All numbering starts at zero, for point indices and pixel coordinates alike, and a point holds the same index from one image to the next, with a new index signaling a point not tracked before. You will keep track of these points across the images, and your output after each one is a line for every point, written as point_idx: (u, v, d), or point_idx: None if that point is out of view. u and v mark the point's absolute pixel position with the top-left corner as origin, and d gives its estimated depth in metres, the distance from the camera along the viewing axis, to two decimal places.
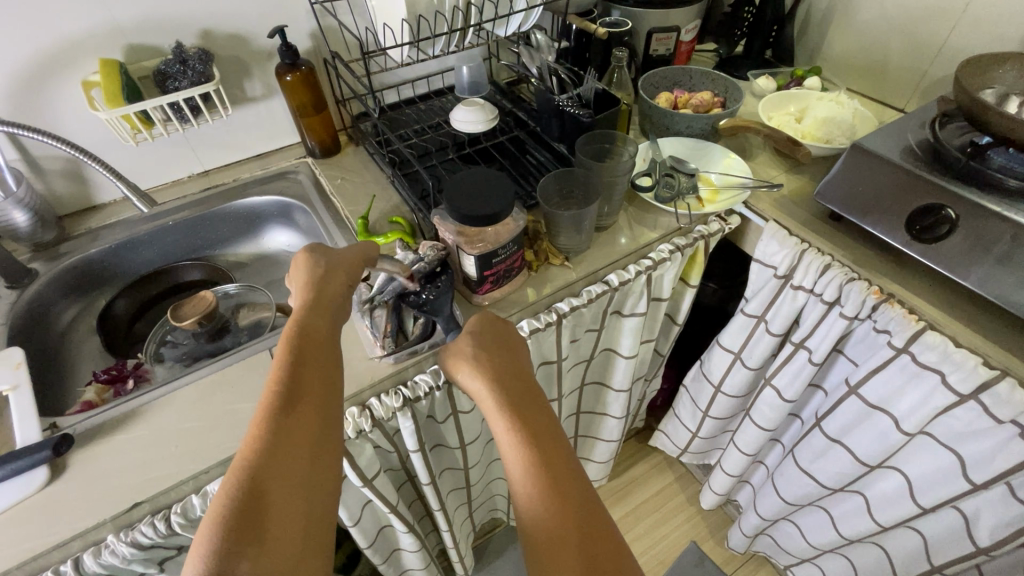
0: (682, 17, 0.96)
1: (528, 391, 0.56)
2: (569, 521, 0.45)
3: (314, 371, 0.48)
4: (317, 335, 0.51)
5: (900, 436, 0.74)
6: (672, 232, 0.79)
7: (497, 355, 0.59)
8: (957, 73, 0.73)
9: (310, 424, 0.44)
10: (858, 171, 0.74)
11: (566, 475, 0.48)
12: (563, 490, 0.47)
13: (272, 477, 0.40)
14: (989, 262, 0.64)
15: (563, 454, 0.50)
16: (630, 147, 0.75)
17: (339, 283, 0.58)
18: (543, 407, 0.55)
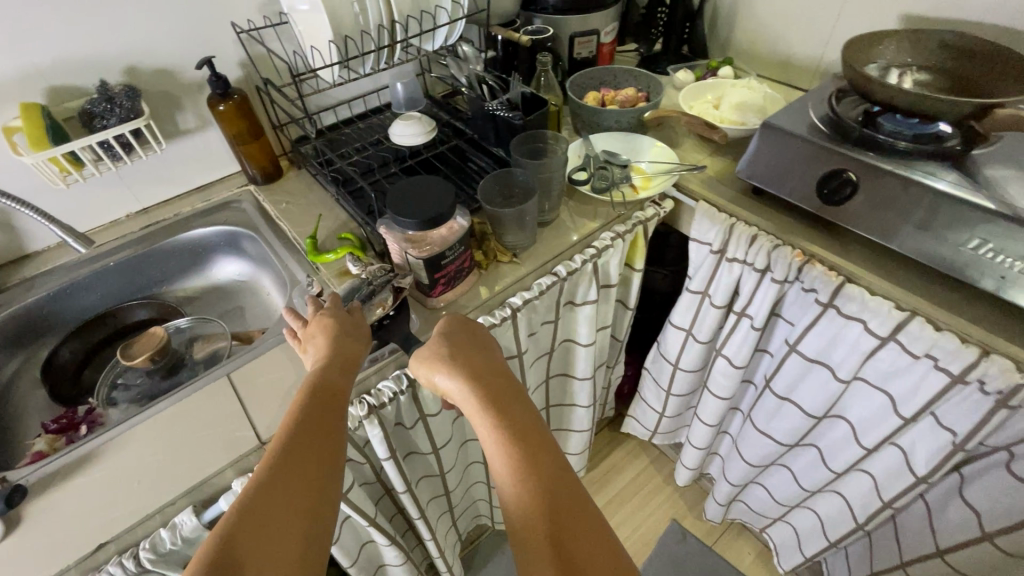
0: (600, 20, 1.03)
1: (507, 390, 0.58)
2: (556, 527, 0.46)
3: (315, 419, 0.50)
4: (323, 397, 0.52)
5: (839, 384, 0.81)
6: (612, 220, 0.84)
7: (476, 359, 0.60)
8: (843, 51, 0.81)
9: (303, 484, 0.45)
10: (771, 147, 0.81)
11: (550, 480, 0.50)
12: (548, 496, 0.48)
13: (263, 515, 0.42)
14: (891, 216, 0.71)
15: (548, 459, 0.52)
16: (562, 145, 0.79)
17: (354, 348, 0.58)
18: (526, 411, 0.56)
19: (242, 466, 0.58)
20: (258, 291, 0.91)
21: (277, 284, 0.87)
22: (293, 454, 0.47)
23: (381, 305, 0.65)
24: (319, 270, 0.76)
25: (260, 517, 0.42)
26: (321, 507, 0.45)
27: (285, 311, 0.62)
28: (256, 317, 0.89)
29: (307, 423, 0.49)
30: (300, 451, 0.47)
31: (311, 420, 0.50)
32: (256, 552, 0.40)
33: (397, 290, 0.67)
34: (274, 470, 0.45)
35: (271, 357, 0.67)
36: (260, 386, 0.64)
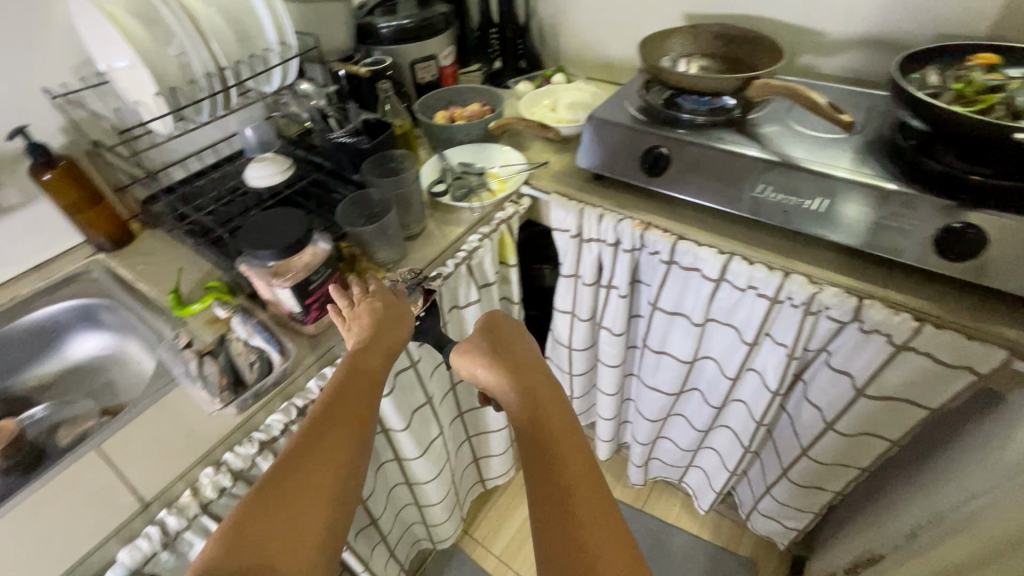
0: (435, 46, 1.11)
1: (545, 379, 0.60)
2: (574, 536, 0.45)
3: (355, 397, 0.54)
4: (365, 378, 0.57)
5: (697, 329, 0.93)
6: (476, 223, 0.90)
7: (508, 350, 0.64)
8: (640, 49, 0.95)
9: (338, 446, 0.50)
10: (599, 136, 0.92)
11: (576, 483, 0.49)
12: (569, 498, 0.48)
13: (299, 469, 0.47)
14: (699, 179, 0.85)
15: (573, 458, 0.51)
16: (411, 162, 0.83)
17: (394, 332, 0.63)
18: (562, 406, 0.56)
19: (127, 535, 0.56)
20: (126, 361, 0.86)
21: (146, 349, 0.83)
22: (324, 439, 0.50)
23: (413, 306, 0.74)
24: (187, 323, 0.75)
25: (294, 475, 0.47)
26: (349, 476, 0.49)
27: (330, 282, 0.67)
28: (127, 388, 0.84)
29: (338, 412, 0.52)
30: (333, 422, 0.51)
31: (352, 394, 0.54)
32: (292, 494, 0.45)
33: (426, 292, 0.75)
34: (312, 434, 0.50)
35: (144, 420, 0.64)
36: (135, 451, 0.61)
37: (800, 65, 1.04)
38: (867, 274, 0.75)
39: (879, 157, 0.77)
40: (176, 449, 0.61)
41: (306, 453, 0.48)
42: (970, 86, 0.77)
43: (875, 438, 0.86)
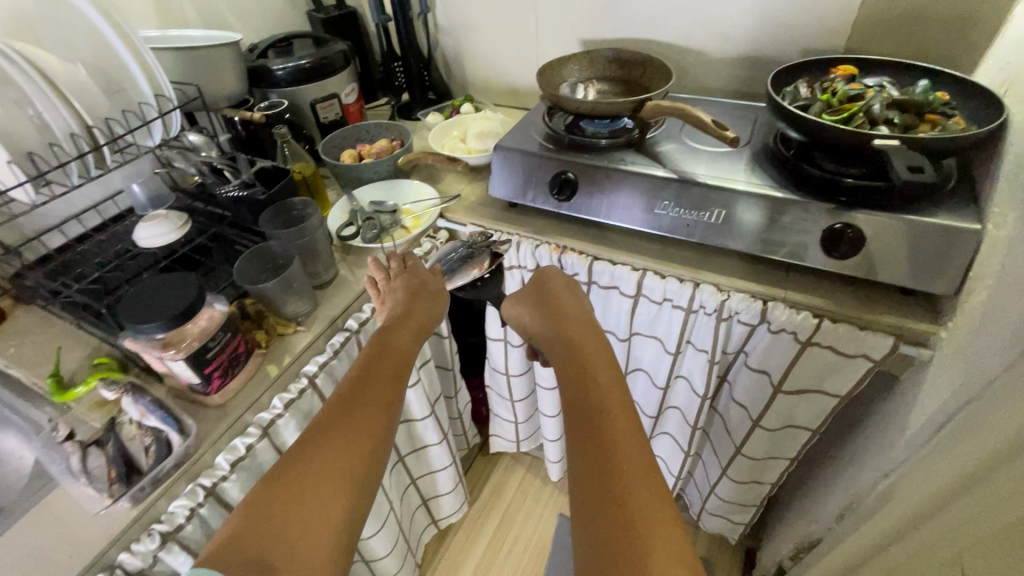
0: (335, 84, 1.08)
1: (588, 335, 0.70)
2: (604, 460, 0.50)
3: (386, 369, 0.65)
4: (392, 352, 0.68)
5: (623, 344, 0.95)
6: (391, 262, 0.88)
7: (548, 310, 0.76)
8: (538, 78, 0.97)
9: (379, 399, 0.61)
10: (508, 165, 0.93)
11: (606, 417, 0.55)
12: (598, 426, 0.54)
13: (347, 416, 0.57)
14: (607, 200, 0.87)
15: (602, 394, 0.58)
16: (313, 210, 0.79)
17: (426, 307, 0.76)
18: (600, 351, 0.67)
19: None
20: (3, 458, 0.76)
21: (27, 441, 0.74)
22: (367, 396, 0.60)
23: (478, 265, 0.96)
24: (70, 409, 0.67)
25: (341, 418, 0.57)
26: (389, 420, 0.60)
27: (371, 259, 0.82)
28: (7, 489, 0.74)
29: (379, 375, 0.63)
30: (371, 383, 0.62)
31: (386, 365, 0.66)
32: (342, 432, 0.56)
33: (490, 255, 0.98)
34: (352, 390, 0.60)
35: (19, 529, 0.56)
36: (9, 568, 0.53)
37: (690, 82, 1.10)
38: (769, 277, 0.79)
39: (766, 166, 0.83)
40: (60, 558, 0.54)
41: (351, 402, 0.59)
42: (835, 96, 0.84)
43: (798, 428, 0.90)
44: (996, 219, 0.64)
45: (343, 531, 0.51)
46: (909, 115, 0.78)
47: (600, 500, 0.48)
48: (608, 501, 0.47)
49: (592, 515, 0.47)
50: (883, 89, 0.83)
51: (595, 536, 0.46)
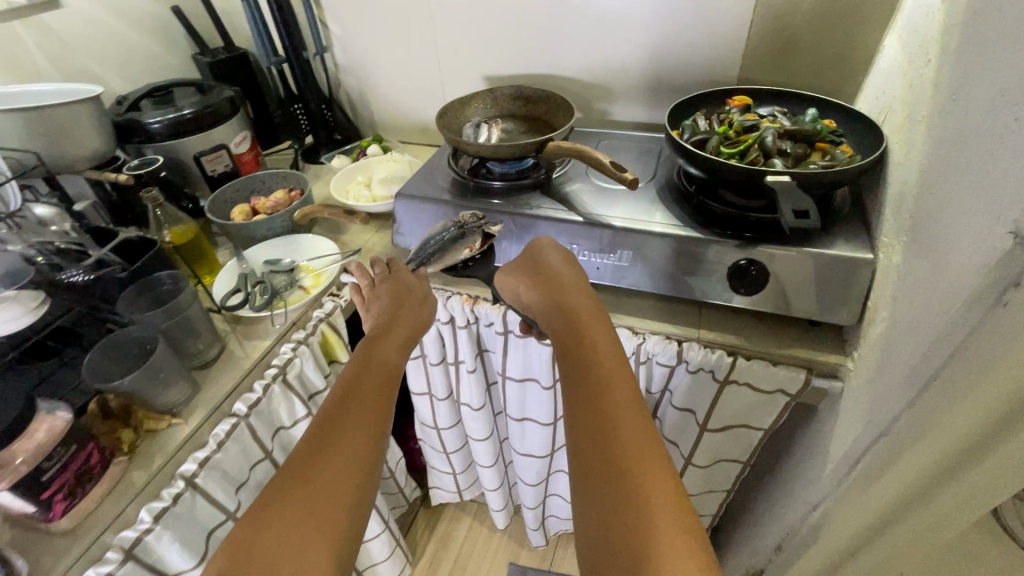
0: (221, 134, 1.00)
1: (583, 303, 0.66)
2: (607, 440, 0.49)
3: (369, 380, 0.61)
4: (374, 362, 0.64)
5: (549, 392, 0.91)
6: (287, 330, 0.80)
7: (535, 278, 0.70)
8: (436, 121, 0.93)
9: (362, 415, 0.57)
10: (412, 214, 0.88)
11: (607, 391, 0.53)
12: (601, 402, 0.52)
13: (331, 436, 0.54)
14: (514, 246, 0.82)
15: (605, 364, 0.56)
16: (184, 283, 0.71)
17: (410, 311, 0.73)
18: (596, 325, 0.62)
19: None
20: None
21: None
22: (349, 411, 0.57)
23: (470, 246, 0.79)
24: None
25: (322, 440, 0.53)
26: (376, 434, 0.56)
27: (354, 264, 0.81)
28: None
29: (363, 389, 0.60)
30: (353, 397, 0.58)
31: (369, 376, 0.62)
32: (326, 457, 0.52)
33: (485, 236, 0.79)
34: (334, 408, 0.57)
35: None
36: None
37: (597, 114, 1.09)
38: (683, 316, 0.77)
39: (671, 201, 0.82)
40: None
41: (333, 422, 0.55)
42: (732, 128, 0.84)
43: (730, 462, 0.88)
44: (885, 250, 0.65)
45: (344, 544, 0.48)
46: (801, 145, 0.79)
47: (603, 486, 0.47)
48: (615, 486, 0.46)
49: (602, 499, 0.46)
50: (777, 120, 0.84)
51: (604, 525, 0.45)
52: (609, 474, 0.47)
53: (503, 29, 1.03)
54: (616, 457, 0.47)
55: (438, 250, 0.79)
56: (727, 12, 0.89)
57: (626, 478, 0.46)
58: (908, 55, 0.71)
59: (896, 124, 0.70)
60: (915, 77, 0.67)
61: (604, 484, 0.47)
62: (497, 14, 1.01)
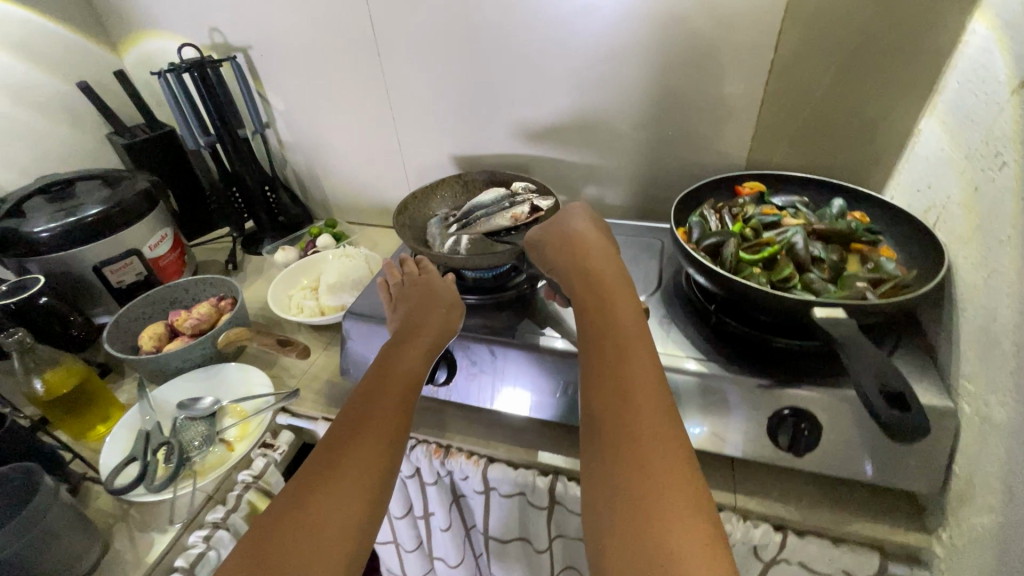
0: (134, 238, 0.83)
1: (612, 272, 0.56)
2: (623, 421, 0.40)
3: (390, 378, 0.53)
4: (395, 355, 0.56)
5: (543, 553, 0.74)
6: (200, 510, 0.61)
7: (557, 245, 0.63)
8: (392, 220, 0.77)
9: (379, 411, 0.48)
10: (366, 338, 0.71)
11: (633, 359, 0.45)
12: (619, 370, 0.44)
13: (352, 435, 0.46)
14: (493, 381, 0.66)
15: (632, 328, 0.48)
16: (40, 478, 0.52)
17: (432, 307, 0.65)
18: (629, 299, 0.52)
19: None
20: None
21: None
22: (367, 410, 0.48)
23: (515, 213, 0.77)
24: None
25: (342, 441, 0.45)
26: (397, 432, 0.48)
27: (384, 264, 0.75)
28: None
29: (382, 387, 0.51)
30: (371, 393, 0.50)
31: (384, 370, 0.54)
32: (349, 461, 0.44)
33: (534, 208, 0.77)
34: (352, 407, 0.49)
35: None
36: None
37: (585, 197, 0.96)
38: (710, 472, 0.61)
39: (684, 319, 0.66)
40: None
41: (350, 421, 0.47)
42: (748, 226, 0.71)
43: None
44: (972, 401, 0.51)
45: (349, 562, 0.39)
46: (835, 249, 0.66)
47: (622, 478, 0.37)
48: (630, 469, 0.38)
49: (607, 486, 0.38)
50: (800, 215, 0.71)
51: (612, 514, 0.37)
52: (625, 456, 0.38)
53: (473, 106, 0.90)
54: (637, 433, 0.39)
55: (484, 215, 0.79)
56: (729, 96, 0.77)
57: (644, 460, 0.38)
58: (959, 147, 0.59)
59: (957, 232, 0.57)
60: (978, 180, 0.55)
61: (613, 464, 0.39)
62: (465, 92, 0.89)
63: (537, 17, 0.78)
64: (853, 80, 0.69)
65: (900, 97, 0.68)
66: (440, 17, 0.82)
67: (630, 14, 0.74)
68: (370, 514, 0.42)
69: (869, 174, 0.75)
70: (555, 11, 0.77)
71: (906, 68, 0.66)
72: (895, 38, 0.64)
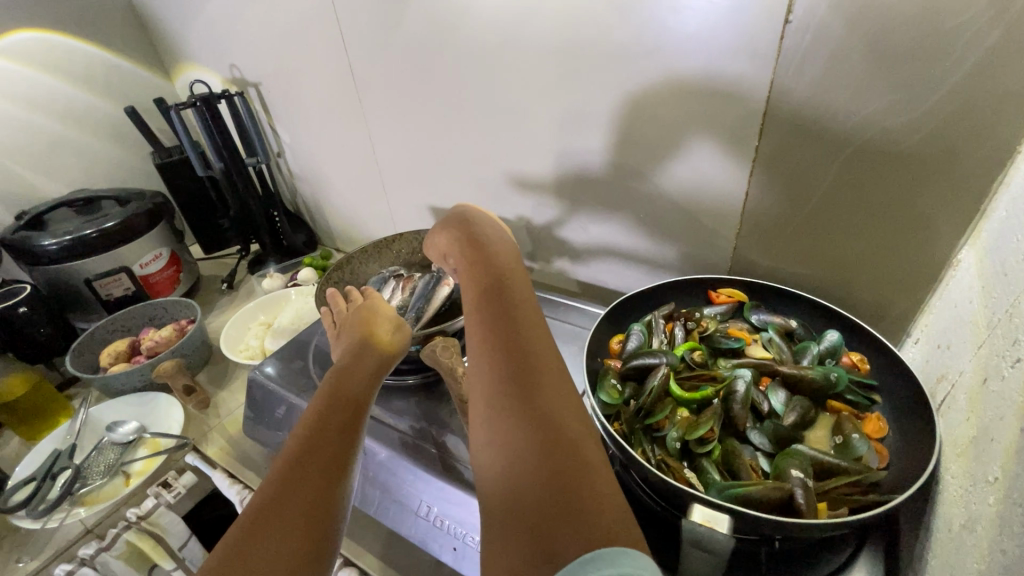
0: (125, 256, 0.90)
1: (502, 255, 0.52)
2: (535, 396, 0.36)
3: (345, 376, 0.50)
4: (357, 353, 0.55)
5: None
6: (75, 539, 0.64)
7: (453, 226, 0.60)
8: (319, 282, 0.75)
9: (333, 412, 0.44)
10: (268, 398, 0.69)
11: (526, 326, 0.42)
12: (520, 350, 0.40)
13: (307, 449, 0.39)
14: (364, 477, 0.60)
15: (529, 313, 0.44)
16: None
17: (373, 306, 0.64)
18: (520, 281, 0.48)
19: None
20: None
21: None
22: (326, 418, 0.43)
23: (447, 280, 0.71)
24: None
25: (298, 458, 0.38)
26: (347, 428, 0.43)
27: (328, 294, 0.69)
28: None
29: (336, 386, 0.48)
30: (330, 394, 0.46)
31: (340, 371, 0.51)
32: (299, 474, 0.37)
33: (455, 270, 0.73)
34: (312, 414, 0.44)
35: None
36: None
37: (555, 269, 0.86)
38: None
39: None
40: None
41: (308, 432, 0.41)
42: (699, 348, 0.57)
43: None
44: None
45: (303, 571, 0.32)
46: (801, 403, 0.49)
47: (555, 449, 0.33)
48: (540, 422, 0.35)
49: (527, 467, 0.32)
50: (773, 345, 0.56)
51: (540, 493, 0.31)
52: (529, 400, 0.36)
53: (445, 159, 0.85)
54: (538, 388, 0.37)
55: (424, 297, 0.71)
56: (707, 190, 0.62)
57: (554, 413, 0.35)
58: (984, 310, 0.41)
59: (954, 432, 0.40)
60: (987, 373, 0.37)
61: (531, 442, 0.34)
62: (437, 145, 0.84)
63: (499, 73, 0.70)
64: (861, 188, 0.52)
65: (934, 215, 0.49)
66: (409, 67, 0.77)
67: (588, 80, 0.63)
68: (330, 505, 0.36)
69: (889, 304, 0.57)
70: (514, 67, 0.68)
71: (941, 181, 0.48)
72: (923, 140, 0.47)
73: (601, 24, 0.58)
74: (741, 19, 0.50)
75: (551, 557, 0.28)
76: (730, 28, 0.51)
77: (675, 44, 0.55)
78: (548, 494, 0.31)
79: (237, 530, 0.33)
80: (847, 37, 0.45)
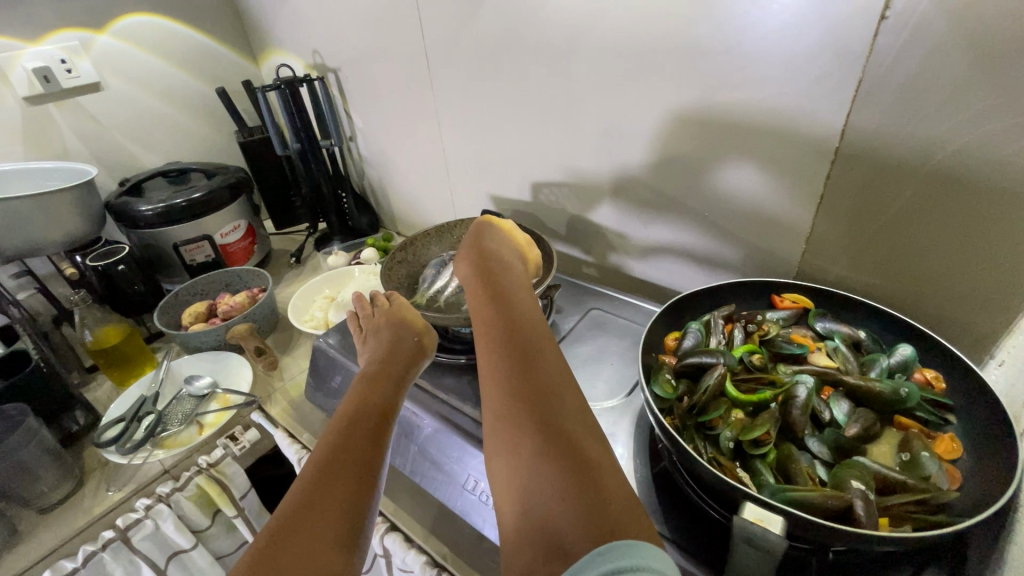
0: (208, 226, 0.97)
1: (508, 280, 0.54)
2: (545, 410, 0.38)
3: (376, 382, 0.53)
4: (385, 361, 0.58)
5: None
6: (154, 478, 0.71)
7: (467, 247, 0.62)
8: (382, 262, 0.78)
9: (360, 419, 0.47)
10: (330, 365, 0.74)
11: (533, 346, 0.44)
12: (525, 362, 0.42)
13: (338, 454, 0.42)
14: (415, 446, 0.63)
15: (531, 327, 0.46)
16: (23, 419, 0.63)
17: (401, 311, 0.67)
18: (528, 303, 0.51)
19: None
20: None
21: None
22: (354, 425, 0.46)
23: None
24: None
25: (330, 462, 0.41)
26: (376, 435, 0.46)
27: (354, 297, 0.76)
28: None
29: (365, 392, 0.51)
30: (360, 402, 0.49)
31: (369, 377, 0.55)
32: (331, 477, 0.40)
33: None
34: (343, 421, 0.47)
35: None
36: None
37: (611, 264, 0.85)
38: None
39: (634, 448, 0.56)
40: None
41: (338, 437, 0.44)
42: (758, 352, 0.56)
43: None
44: None
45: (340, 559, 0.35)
46: (865, 415, 0.48)
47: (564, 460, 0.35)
48: (552, 433, 0.37)
49: (537, 468, 0.35)
50: (838, 354, 0.54)
51: (552, 490, 0.34)
52: (538, 414, 0.38)
53: (509, 149, 0.86)
54: (547, 403, 0.39)
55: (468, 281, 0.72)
56: (779, 192, 0.60)
57: (562, 425, 0.37)
58: None
59: None
60: None
61: (538, 446, 0.36)
62: (502, 135, 0.85)
63: (569, 68, 0.70)
64: (946, 199, 0.49)
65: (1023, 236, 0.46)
66: (482, 58, 0.79)
67: (661, 76, 0.62)
68: (360, 505, 0.39)
69: (971, 322, 0.53)
70: (586, 61, 0.68)
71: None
72: None
73: (678, 20, 0.57)
74: (829, 19, 0.48)
75: (560, 552, 0.31)
76: (818, 26, 0.49)
77: (756, 43, 0.53)
78: (559, 496, 0.34)
79: (275, 525, 0.36)
80: (950, 38, 0.43)
